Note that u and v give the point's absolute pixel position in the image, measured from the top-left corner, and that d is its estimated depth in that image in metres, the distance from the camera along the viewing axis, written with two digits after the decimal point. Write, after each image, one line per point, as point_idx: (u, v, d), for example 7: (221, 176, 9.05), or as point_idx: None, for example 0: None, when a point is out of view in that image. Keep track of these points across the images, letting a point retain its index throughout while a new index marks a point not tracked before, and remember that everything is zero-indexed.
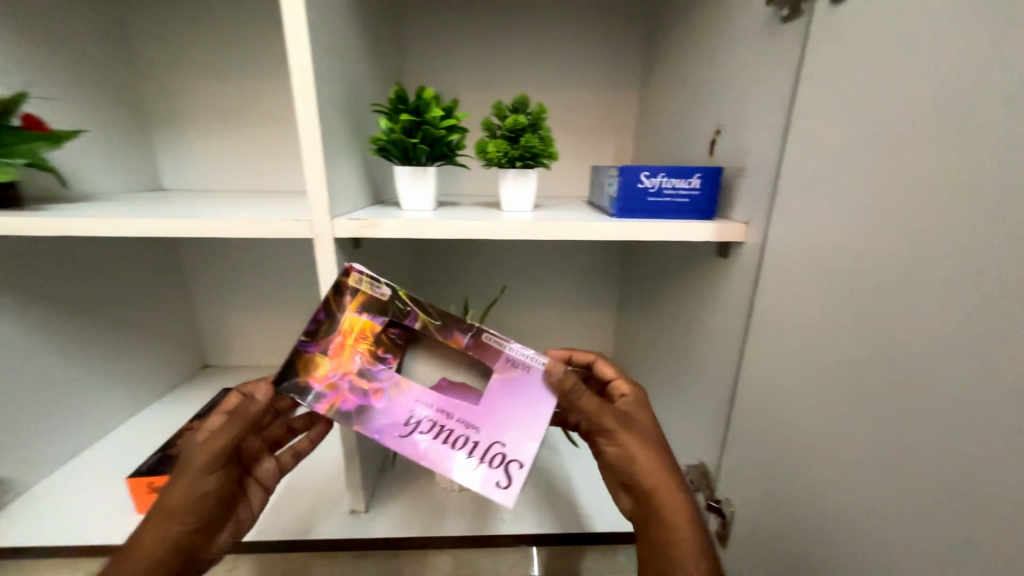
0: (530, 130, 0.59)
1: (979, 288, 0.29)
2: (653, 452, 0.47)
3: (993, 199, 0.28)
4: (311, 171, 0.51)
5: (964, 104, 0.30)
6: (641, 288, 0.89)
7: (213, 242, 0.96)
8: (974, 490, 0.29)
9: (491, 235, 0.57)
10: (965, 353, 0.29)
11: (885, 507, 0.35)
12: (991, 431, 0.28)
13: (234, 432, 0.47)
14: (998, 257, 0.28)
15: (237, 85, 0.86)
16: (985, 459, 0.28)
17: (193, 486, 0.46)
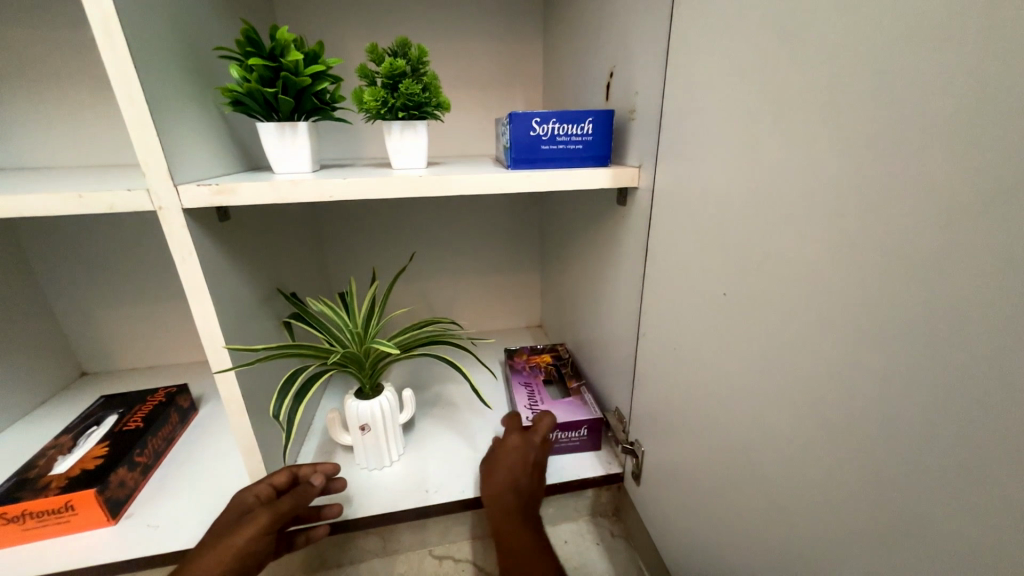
0: (411, 76, 0.54)
1: (840, 210, 0.29)
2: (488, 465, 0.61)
3: (852, 118, 0.28)
4: (136, 128, 0.42)
5: (825, 19, 0.29)
6: (557, 245, 0.90)
7: (66, 230, 0.82)
8: (842, 404, 0.30)
9: (378, 193, 0.52)
10: (831, 277, 0.30)
11: (770, 429, 0.37)
12: (850, 348, 0.29)
13: (288, 505, 0.52)
14: (857, 177, 0.28)
15: (59, 36, 0.71)
16: (851, 374, 0.29)
17: (249, 540, 0.47)
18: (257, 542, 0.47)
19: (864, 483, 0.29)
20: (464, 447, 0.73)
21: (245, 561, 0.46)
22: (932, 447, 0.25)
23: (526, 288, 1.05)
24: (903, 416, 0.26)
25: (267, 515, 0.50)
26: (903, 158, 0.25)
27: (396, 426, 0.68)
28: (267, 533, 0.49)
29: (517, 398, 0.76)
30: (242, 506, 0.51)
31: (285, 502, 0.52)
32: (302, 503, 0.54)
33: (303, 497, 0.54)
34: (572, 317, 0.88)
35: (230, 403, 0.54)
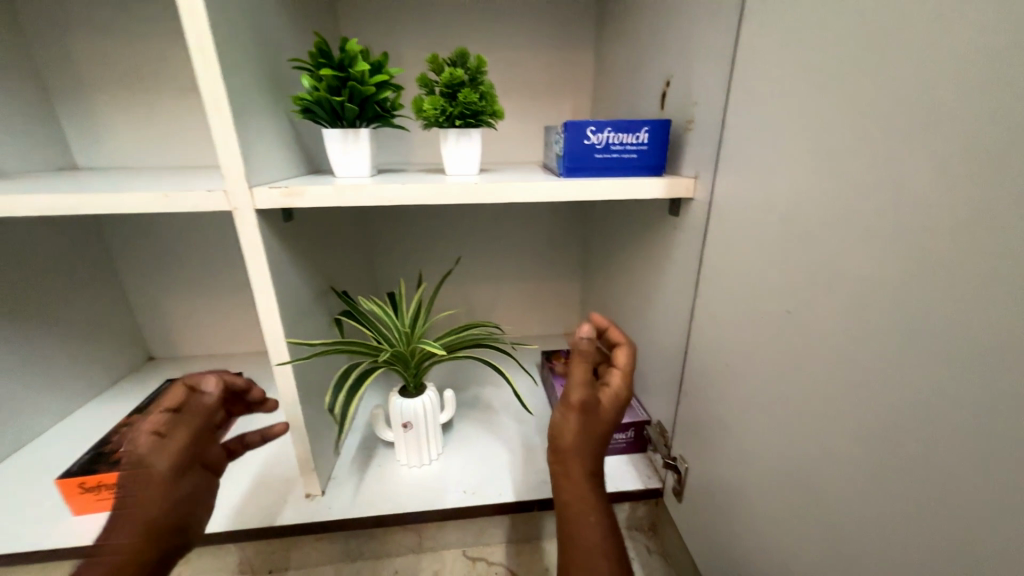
0: (469, 85, 0.55)
1: (913, 233, 0.27)
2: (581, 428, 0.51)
3: (931, 136, 0.26)
4: (220, 133, 0.45)
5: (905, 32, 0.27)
6: (601, 254, 0.89)
7: (144, 226, 0.89)
8: (908, 439, 0.28)
9: (434, 198, 0.53)
10: (902, 304, 0.28)
11: (827, 459, 0.35)
12: (919, 380, 0.27)
13: (188, 433, 0.46)
14: (935, 199, 0.26)
15: (150, 49, 0.77)
16: (920, 409, 0.27)
17: (162, 495, 0.43)
18: (165, 495, 0.43)
19: (929, 522, 0.27)
20: (500, 450, 0.73)
21: (172, 516, 0.44)
22: (1009, 490, 0.23)
23: (567, 294, 1.05)
24: (978, 453, 0.24)
25: (163, 463, 0.44)
26: (988, 180, 0.23)
27: (437, 426, 0.70)
28: (175, 474, 0.44)
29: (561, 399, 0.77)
30: (128, 461, 0.43)
31: (179, 436, 0.45)
32: (206, 420, 0.47)
33: (202, 417, 0.47)
34: (613, 326, 0.86)
35: (286, 394, 0.56)
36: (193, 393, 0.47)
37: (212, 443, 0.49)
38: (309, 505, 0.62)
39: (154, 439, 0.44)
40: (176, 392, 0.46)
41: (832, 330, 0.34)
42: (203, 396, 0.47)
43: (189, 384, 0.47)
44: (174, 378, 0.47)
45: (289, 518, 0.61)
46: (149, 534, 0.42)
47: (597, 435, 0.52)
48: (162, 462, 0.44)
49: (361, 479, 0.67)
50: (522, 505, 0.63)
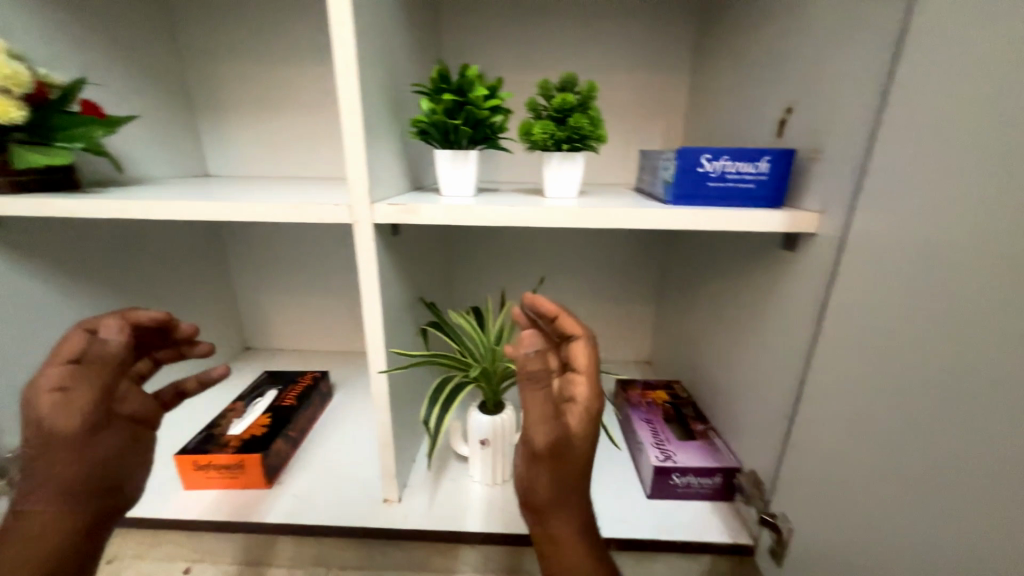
0: (578, 110, 0.55)
1: None
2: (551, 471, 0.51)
3: None
4: (352, 151, 0.49)
5: None
6: (687, 283, 0.85)
7: (255, 229, 0.98)
8: None
9: (537, 221, 0.54)
10: None
11: (997, 551, 0.30)
12: None
13: (97, 385, 0.52)
14: None
15: (279, 74, 0.87)
16: None
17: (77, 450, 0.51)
18: (75, 450, 0.51)
19: None
20: None
21: (97, 465, 0.52)
22: None
23: (642, 321, 1.01)
24: None
25: (68, 420, 0.51)
26: None
27: (511, 446, 0.69)
28: (84, 426, 0.52)
29: (640, 434, 0.73)
30: (43, 419, 0.50)
31: (82, 391, 0.51)
32: (115, 367, 0.53)
33: (105, 363, 0.52)
34: (696, 360, 0.82)
35: (379, 399, 0.59)
36: (94, 341, 0.52)
37: (128, 392, 0.56)
38: (386, 510, 0.64)
39: (56, 395, 0.50)
40: (75, 341, 0.51)
41: (1007, 398, 0.29)
42: (98, 344, 0.52)
43: (90, 332, 0.52)
44: (73, 327, 0.52)
45: (367, 520, 0.62)
46: (83, 483, 0.51)
47: (579, 453, 0.51)
48: (71, 419, 0.51)
49: (434, 490, 0.68)
50: None
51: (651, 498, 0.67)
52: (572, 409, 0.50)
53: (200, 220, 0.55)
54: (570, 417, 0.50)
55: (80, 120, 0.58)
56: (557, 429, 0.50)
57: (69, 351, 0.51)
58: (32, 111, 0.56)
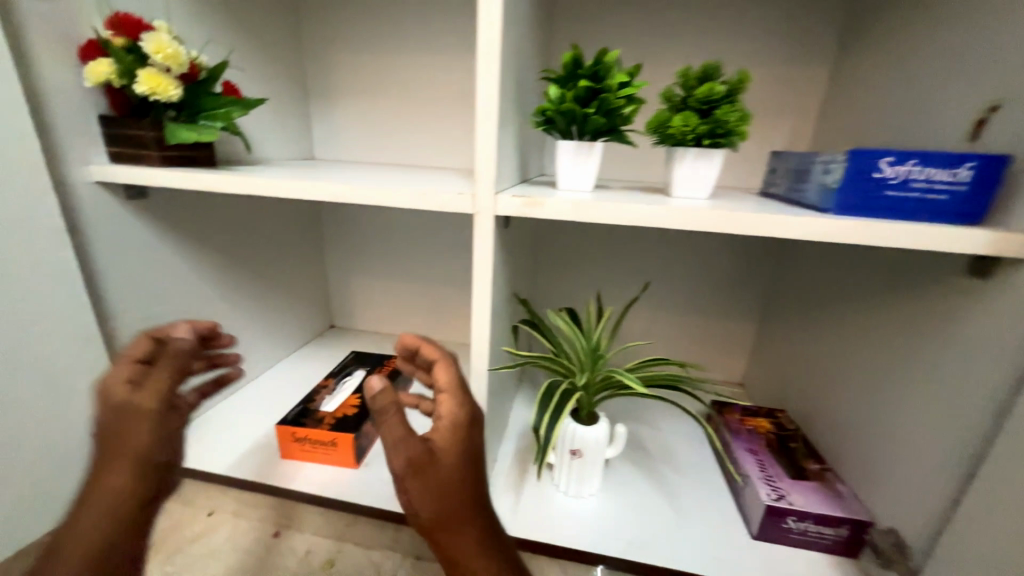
0: (724, 101, 0.50)
1: None
2: (439, 493, 0.41)
3: None
4: (484, 138, 0.47)
5: None
6: (806, 303, 0.76)
7: (350, 213, 1.02)
8: None
9: (668, 222, 0.49)
10: None
11: None
12: None
13: (168, 375, 0.48)
14: None
15: (388, 61, 0.88)
16: None
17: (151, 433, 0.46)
18: (155, 455, 0.45)
19: None
20: (665, 503, 0.65)
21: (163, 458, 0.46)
22: None
23: (740, 338, 0.92)
24: None
25: (146, 400, 0.46)
26: None
27: (602, 459, 0.64)
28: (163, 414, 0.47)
29: (745, 465, 0.66)
30: (108, 413, 0.46)
31: (160, 378, 0.48)
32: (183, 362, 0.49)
33: (178, 365, 0.49)
34: (813, 389, 0.73)
35: (477, 395, 0.57)
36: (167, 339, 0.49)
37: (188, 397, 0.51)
38: None
39: (129, 384, 0.47)
40: (144, 342, 0.49)
41: None
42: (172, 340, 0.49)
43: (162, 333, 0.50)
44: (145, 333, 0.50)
45: None
46: (151, 475, 0.45)
47: (461, 477, 0.43)
48: (146, 403, 0.46)
49: (519, 494, 0.65)
50: None
51: (759, 540, 0.60)
52: (440, 427, 0.44)
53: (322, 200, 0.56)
54: (439, 440, 0.43)
55: (224, 101, 0.62)
56: (431, 455, 0.41)
57: (142, 351, 0.49)
58: (184, 90, 0.60)
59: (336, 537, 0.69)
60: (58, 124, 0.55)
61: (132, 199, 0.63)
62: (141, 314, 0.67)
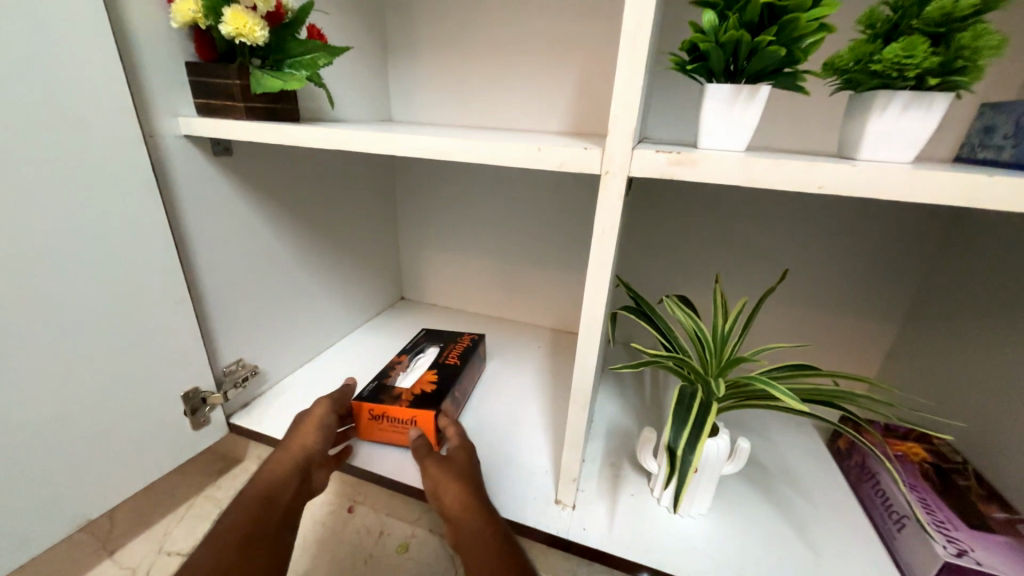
0: (970, 21, 0.35)
1: None
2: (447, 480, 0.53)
3: None
4: (626, 77, 0.37)
5: None
6: (990, 303, 0.60)
7: (426, 180, 0.96)
8: None
9: (867, 191, 0.36)
10: None
11: None
12: None
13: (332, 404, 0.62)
14: None
15: (475, 6, 0.79)
16: None
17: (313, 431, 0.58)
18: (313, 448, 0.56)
19: None
20: (793, 534, 0.54)
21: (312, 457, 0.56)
22: None
23: (875, 339, 0.76)
24: None
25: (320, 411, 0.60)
26: None
27: (717, 476, 0.54)
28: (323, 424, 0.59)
29: (904, 505, 0.53)
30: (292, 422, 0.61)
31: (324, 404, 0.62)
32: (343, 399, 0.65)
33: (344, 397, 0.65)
34: (994, 412, 0.57)
35: (580, 390, 0.49)
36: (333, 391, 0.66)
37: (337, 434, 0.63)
38: (561, 514, 0.55)
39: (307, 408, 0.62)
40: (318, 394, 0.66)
41: None
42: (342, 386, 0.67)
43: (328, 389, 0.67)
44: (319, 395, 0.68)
45: (540, 520, 0.55)
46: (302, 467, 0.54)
47: (469, 481, 0.53)
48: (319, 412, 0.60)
49: (613, 503, 0.57)
50: None
51: None
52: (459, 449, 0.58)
53: (415, 157, 0.49)
54: (456, 458, 0.56)
55: (310, 46, 0.56)
56: (448, 466, 0.55)
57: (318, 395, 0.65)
58: (270, 33, 0.54)
59: (412, 524, 0.65)
60: (146, 71, 0.51)
61: (219, 155, 0.60)
62: (227, 276, 0.65)
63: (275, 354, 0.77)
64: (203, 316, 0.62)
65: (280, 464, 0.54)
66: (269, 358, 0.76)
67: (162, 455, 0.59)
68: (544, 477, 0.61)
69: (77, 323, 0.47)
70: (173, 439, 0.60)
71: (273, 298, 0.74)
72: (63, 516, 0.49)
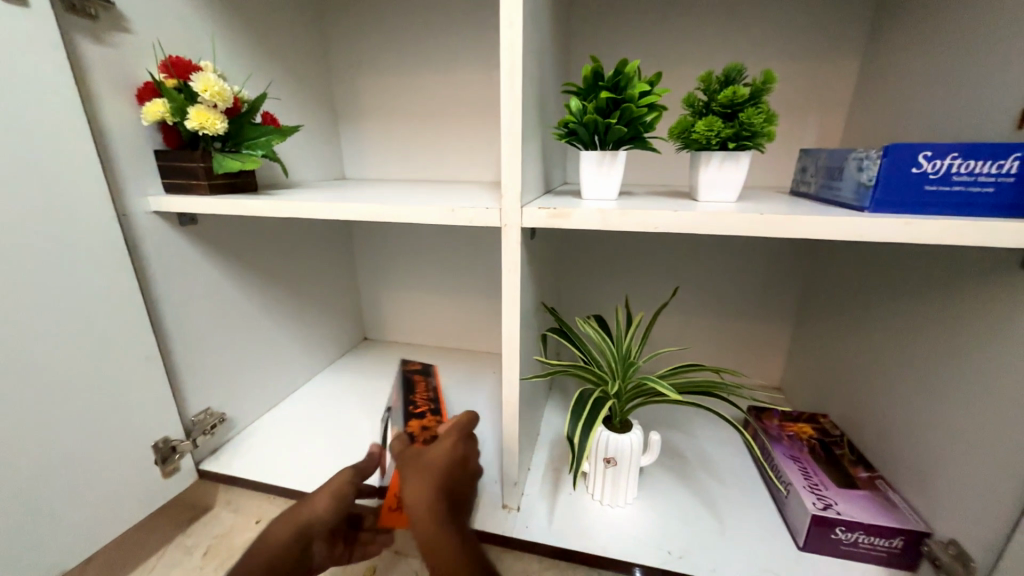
0: (749, 104, 0.50)
1: None
2: (419, 479, 0.55)
3: None
4: (509, 153, 0.49)
5: None
6: (841, 302, 0.74)
7: (379, 229, 1.06)
8: None
9: (696, 227, 0.48)
10: None
11: None
12: None
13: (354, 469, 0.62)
14: None
15: (411, 82, 0.92)
16: None
17: (325, 499, 0.58)
18: (317, 518, 0.56)
19: None
20: (705, 511, 0.64)
21: (312, 525, 0.56)
22: None
23: (774, 339, 0.89)
24: None
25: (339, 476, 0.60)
26: None
27: (637, 467, 0.64)
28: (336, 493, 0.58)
29: (788, 474, 0.63)
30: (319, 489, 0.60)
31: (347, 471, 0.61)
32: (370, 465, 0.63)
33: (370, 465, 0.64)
34: (855, 391, 0.70)
35: (509, 403, 0.58)
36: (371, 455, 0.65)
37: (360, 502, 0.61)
38: (506, 517, 0.63)
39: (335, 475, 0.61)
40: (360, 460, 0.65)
41: None
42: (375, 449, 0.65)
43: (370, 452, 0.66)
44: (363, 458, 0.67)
45: (486, 523, 0.62)
46: (305, 533, 0.55)
47: (437, 482, 0.55)
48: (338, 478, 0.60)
49: (553, 503, 0.65)
50: None
51: (805, 551, 0.57)
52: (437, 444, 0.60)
53: (357, 219, 0.59)
54: (431, 453, 0.58)
55: (264, 131, 0.66)
56: (421, 462, 0.57)
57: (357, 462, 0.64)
58: (229, 123, 0.64)
59: None
60: (121, 161, 0.60)
61: (185, 226, 0.68)
62: (195, 331, 0.72)
63: (241, 401, 0.82)
64: (171, 371, 0.68)
65: (286, 529, 0.55)
66: (237, 405, 0.81)
67: (133, 505, 0.63)
68: (494, 487, 0.68)
69: (57, 383, 0.53)
70: (144, 488, 0.64)
71: (238, 348, 0.80)
72: (38, 569, 0.53)
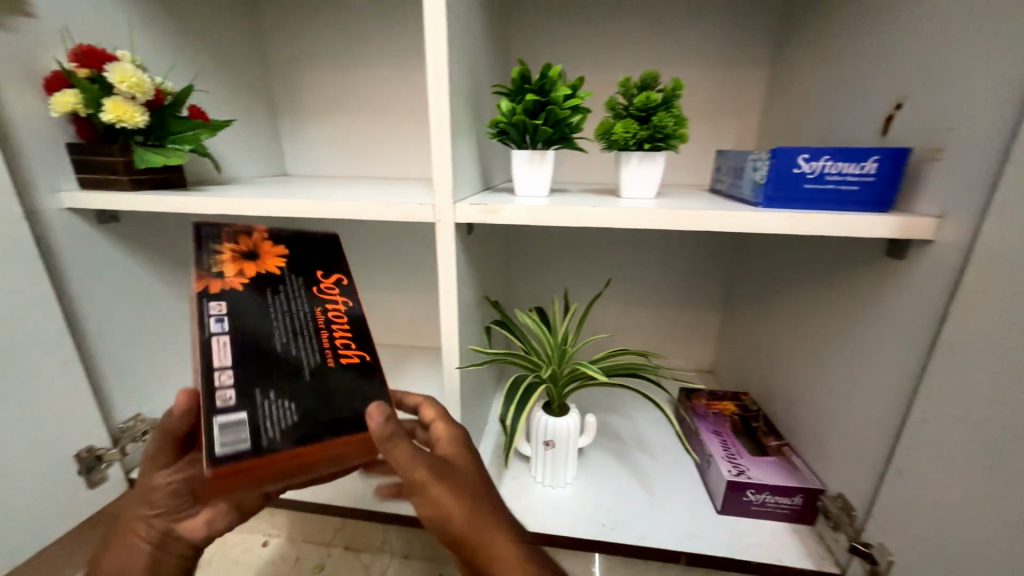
0: (662, 108, 0.54)
1: None
2: (458, 486, 0.40)
3: None
4: (439, 152, 0.51)
5: None
6: (757, 290, 0.81)
7: (325, 225, 1.04)
8: None
9: (616, 221, 0.52)
10: None
11: None
12: None
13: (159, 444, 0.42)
14: None
15: (353, 79, 0.91)
16: None
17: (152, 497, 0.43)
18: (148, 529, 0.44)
19: None
20: (637, 485, 0.69)
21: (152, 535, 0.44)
22: None
23: (705, 326, 0.97)
24: None
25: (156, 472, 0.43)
26: None
27: (575, 449, 0.68)
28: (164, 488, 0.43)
29: (710, 447, 0.70)
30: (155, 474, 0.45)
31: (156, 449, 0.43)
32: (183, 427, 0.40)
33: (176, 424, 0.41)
34: (768, 370, 0.77)
35: (450, 393, 0.60)
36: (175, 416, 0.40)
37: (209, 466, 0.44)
38: None
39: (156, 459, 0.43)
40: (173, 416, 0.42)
41: None
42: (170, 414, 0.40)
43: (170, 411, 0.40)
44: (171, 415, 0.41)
45: None
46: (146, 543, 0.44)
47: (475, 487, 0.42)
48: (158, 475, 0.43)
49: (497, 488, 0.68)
50: (667, 554, 0.58)
51: (722, 513, 0.63)
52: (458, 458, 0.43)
53: (290, 215, 0.59)
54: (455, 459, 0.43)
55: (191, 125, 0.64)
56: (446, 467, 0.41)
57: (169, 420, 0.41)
58: (152, 116, 0.62)
59: (328, 544, 0.70)
60: (27, 154, 0.56)
61: (105, 224, 0.65)
62: (121, 334, 0.68)
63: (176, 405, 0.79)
64: (95, 377, 0.65)
65: (142, 515, 0.44)
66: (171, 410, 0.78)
67: (54, 518, 0.60)
68: None
69: None
70: (67, 500, 0.61)
71: (169, 351, 0.77)
72: None
